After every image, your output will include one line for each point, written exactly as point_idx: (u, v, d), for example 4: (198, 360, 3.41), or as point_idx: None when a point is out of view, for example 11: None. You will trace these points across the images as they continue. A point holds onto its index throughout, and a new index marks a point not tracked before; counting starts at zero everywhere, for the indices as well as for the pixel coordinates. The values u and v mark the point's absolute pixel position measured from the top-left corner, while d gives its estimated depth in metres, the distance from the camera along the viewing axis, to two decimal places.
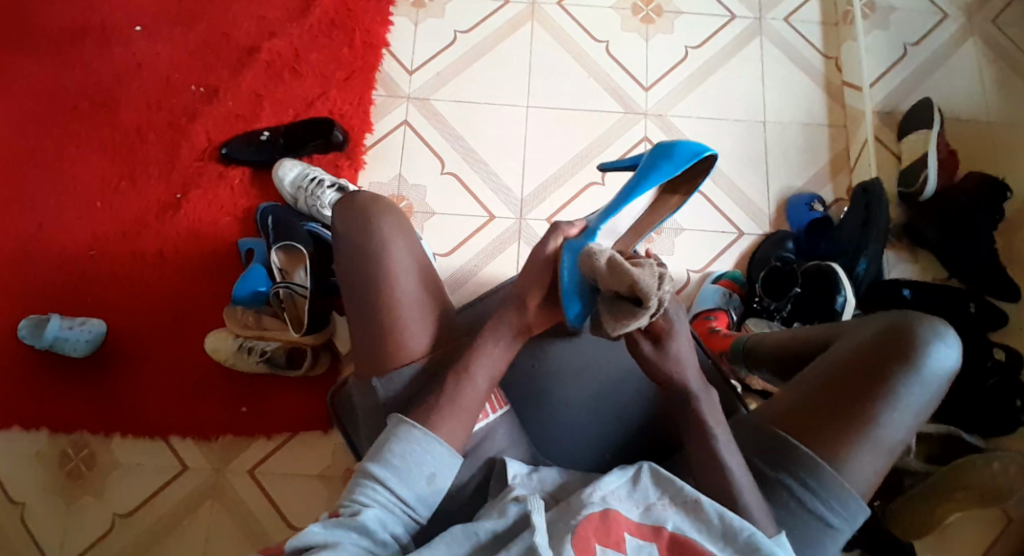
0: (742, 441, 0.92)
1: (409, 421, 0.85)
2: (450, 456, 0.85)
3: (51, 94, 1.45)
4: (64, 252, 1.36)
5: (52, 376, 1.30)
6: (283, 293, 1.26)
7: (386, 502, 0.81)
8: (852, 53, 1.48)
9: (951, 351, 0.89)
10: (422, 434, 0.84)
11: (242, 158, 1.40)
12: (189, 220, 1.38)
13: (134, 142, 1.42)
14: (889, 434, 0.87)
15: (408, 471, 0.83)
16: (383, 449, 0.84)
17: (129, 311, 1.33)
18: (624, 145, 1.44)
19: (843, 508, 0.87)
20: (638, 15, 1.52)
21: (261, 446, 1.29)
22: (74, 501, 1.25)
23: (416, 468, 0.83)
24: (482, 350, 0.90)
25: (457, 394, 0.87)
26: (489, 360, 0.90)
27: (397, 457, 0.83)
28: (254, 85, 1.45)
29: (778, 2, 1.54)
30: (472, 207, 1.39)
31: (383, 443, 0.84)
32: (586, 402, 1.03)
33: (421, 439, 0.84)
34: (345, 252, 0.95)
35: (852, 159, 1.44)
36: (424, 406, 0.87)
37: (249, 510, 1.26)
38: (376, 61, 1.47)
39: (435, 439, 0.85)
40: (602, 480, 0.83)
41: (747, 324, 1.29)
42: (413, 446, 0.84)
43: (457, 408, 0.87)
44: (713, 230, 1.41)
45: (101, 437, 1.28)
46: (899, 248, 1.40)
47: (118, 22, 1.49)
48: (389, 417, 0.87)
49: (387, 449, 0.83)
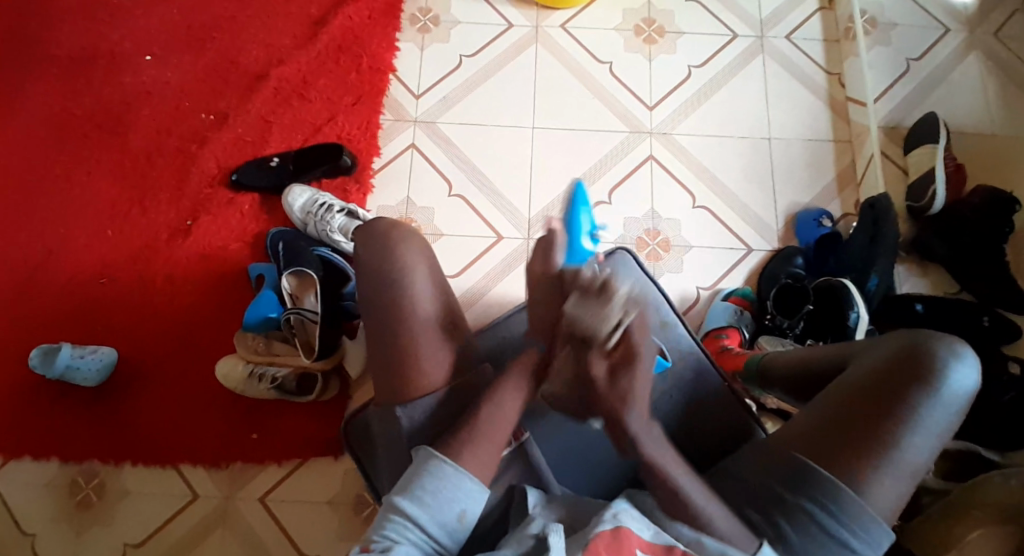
0: (761, 468, 0.91)
1: (440, 455, 0.84)
2: (480, 491, 0.84)
3: (61, 123, 1.46)
4: (74, 280, 1.36)
5: (63, 405, 1.30)
6: (293, 319, 1.27)
7: (415, 538, 0.81)
8: (855, 69, 1.49)
9: (969, 370, 0.89)
10: (452, 469, 0.83)
11: (251, 184, 1.41)
12: (198, 246, 1.38)
13: (143, 170, 1.43)
14: (910, 457, 0.86)
15: (439, 507, 0.82)
16: (414, 485, 0.83)
17: (139, 339, 1.33)
18: (631, 162, 1.44)
19: (867, 533, 0.86)
20: (641, 36, 1.53)
21: (272, 473, 1.28)
22: (85, 530, 1.25)
23: (447, 505, 0.82)
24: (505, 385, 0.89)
25: (487, 426, 0.86)
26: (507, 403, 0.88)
27: (427, 494, 0.82)
28: (262, 112, 1.46)
29: (780, 20, 1.55)
30: (480, 228, 1.39)
31: (412, 477, 0.84)
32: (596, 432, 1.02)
33: (453, 475, 0.83)
34: (365, 275, 0.95)
35: (859, 175, 1.44)
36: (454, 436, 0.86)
37: (260, 537, 1.25)
38: (383, 85, 1.48)
39: (465, 474, 0.84)
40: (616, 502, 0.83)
41: (760, 342, 1.28)
42: (444, 482, 0.83)
43: (488, 439, 0.86)
44: (722, 246, 1.41)
45: (111, 465, 1.28)
46: (910, 264, 1.40)
47: (128, 52, 1.51)
48: (419, 450, 0.86)
49: (418, 485, 0.83)
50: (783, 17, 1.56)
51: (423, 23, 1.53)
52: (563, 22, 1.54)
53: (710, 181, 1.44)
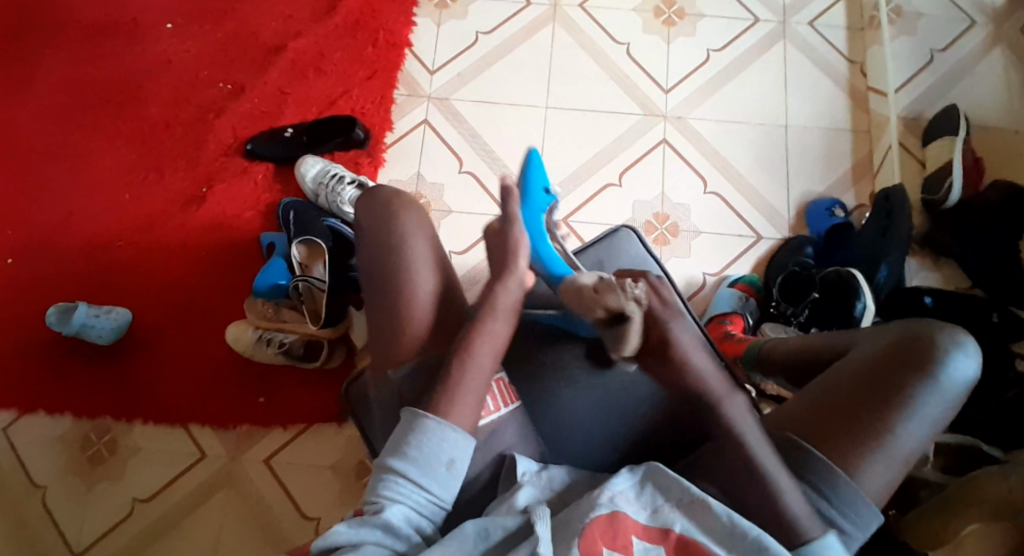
0: None
1: (422, 413, 0.86)
2: (465, 441, 0.86)
3: (84, 88, 1.49)
4: (92, 241, 1.40)
5: (77, 363, 1.34)
6: (302, 287, 1.29)
7: (409, 495, 0.83)
8: (878, 58, 1.47)
9: (969, 361, 0.88)
10: (435, 422, 0.86)
11: (266, 154, 1.43)
12: (212, 213, 1.41)
13: (162, 136, 1.46)
14: (905, 443, 0.86)
15: (427, 461, 0.84)
16: (401, 443, 0.85)
17: (152, 302, 1.37)
18: (644, 145, 1.44)
19: (856, 516, 0.85)
20: (660, 17, 1.52)
21: (277, 437, 1.31)
22: (95, 484, 1.29)
23: (434, 457, 0.85)
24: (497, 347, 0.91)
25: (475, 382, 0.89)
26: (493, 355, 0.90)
27: (414, 450, 0.85)
28: (279, 83, 1.48)
29: (802, 7, 1.53)
30: (490, 206, 1.40)
31: (400, 437, 0.86)
32: (591, 413, 1.03)
33: (436, 428, 0.85)
34: (367, 246, 0.98)
35: (875, 166, 1.42)
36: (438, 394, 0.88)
37: (263, 499, 1.28)
38: (399, 61, 1.49)
39: (449, 427, 0.86)
40: (611, 482, 0.84)
41: (763, 328, 1.28)
42: (428, 437, 0.85)
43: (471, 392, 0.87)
44: (731, 233, 1.40)
45: (122, 423, 1.32)
46: (922, 257, 1.39)
47: (151, 21, 1.54)
48: (402, 411, 0.88)
49: (405, 443, 0.85)
50: (805, 3, 1.54)
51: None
52: (581, 2, 1.54)
53: (723, 167, 1.43)
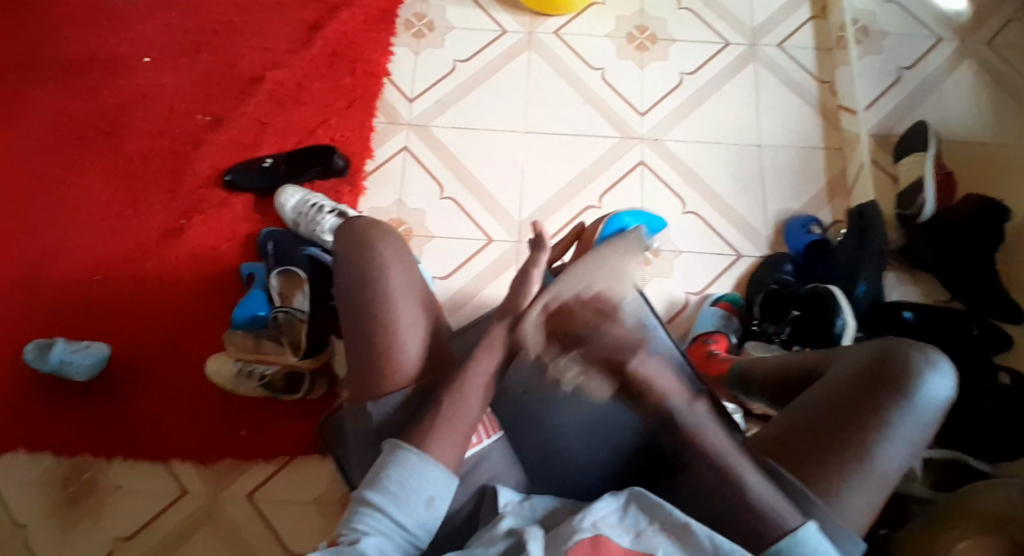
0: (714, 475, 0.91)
1: (405, 445, 0.87)
2: (448, 480, 0.87)
3: (60, 122, 1.48)
4: (68, 277, 1.38)
5: (54, 400, 1.31)
6: (282, 318, 1.27)
7: (385, 530, 0.83)
8: (846, 77, 1.50)
9: (944, 381, 0.89)
10: (419, 458, 0.86)
11: (245, 185, 1.43)
12: (192, 245, 1.40)
13: (140, 169, 1.45)
14: (883, 465, 0.86)
15: (406, 496, 0.85)
16: (381, 476, 0.86)
17: (130, 336, 1.35)
18: (621, 166, 1.45)
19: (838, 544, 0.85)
20: (633, 43, 1.55)
21: (259, 472, 1.29)
22: (74, 525, 1.25)
23: (414, 492, 0.85)
24: (474, 367, 0.92)
25: (453, 412, 0.89)
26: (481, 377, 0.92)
27: (394, 484, 0.85)
28: (258, 114, 1.49)
29: (771, 29, 1.57)
30: (470, 230, 1.40)
31: (381, 469, 0.86)
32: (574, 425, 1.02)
33: (419, 464, 0.86)
34: (344, 272, 0.99)
35: (849, 182, 1.45)
36: (419, 428, 0.89)
37: (246, 535, 1.25)
38: (377, 89, 1.50)
39: (432, 465, 0.86)
40: (592, 506, 0.83)
41: (746, 347, 1.30)
42: (410, 473, 0.85)
43: (453, 427, 0.89)
44: (711, 252, 1.41)
45: (102, 461, 1.29)
46: (899, 271, 1.40)
47: (128, 55, 1.54)
48: (386, 441, 0.89)
49: (384, 476, 0.85)
50: (774, 26, 1.57)
51: (417, 29, 1.55)
52: (556, 29, 1.56)
53: (700, 186, 1.45)
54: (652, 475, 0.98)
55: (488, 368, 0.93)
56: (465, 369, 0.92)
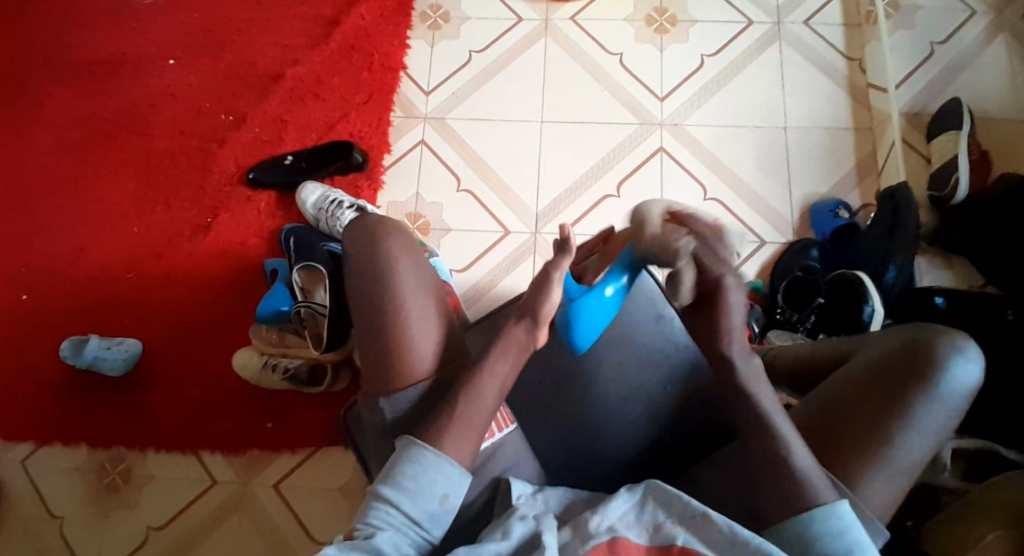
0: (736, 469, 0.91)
1: (419, 441, 0.88)
2: (462, 475, 0.87)
3: (92, 125, 1.53)
4: (102, 275, 1.43)
5: (91, 394, 1.37)
6: (304, 312, 1.29)
7: (399, 525, 0.84)
8: (876, 53, 1.44)
9: (971, 366, 0.85)
10: (433, 455, 0.87)
11: (267, 182, 1.45)
12: (217, 242, 1.44)
13: (168, 168, 1.49)
14: (905, 454, 0.83)
15: (421, 492, 0.85)
16: (395, 472, 0.86)
17: (161, 331, 1.39)
18: (641, 153, 1.43)
19: None
20: (651, 26, 1.52)
21: (285, 462, 1.33)
22: (111, 513, 1.31)
23: (428, 489, 0.86)
24: (490, 365, 0.92)
25: (468, 410, 0.89)
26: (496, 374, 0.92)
27: (408, 480, 0.86)
28: (279, 111, 1.51)
29: (797, 6, 1.52)
30: (488, 223, 1.40)
31: (395, 465, 0.87)
32: (613, 390, 1.03)
33: (434, 460, 0.87)
34: (356, 269, 1.01)
35: (879, 164, 1.39)
36: (433, 424, 0.89)
37: (273, 523, 1.29)
38: (394, 83, 1.51)
39: (447, 462, 0.87)
40: (609, 508, 0.81)
41: (768, 337, 1.25)
42: (427, 469, 0.86)
43: (467, 424, 0.89)
44: (733, 238, 1.38)
45: (136, 452, 1.34)
46: (932, 254, 1.35)
47: (154, 56, 1.58)
48: (400, 438, 0.89)
49: (399, 472, 0.86)
50: (800, 2, 1.52)
51: (434, 20, 1.55)
52: (572, 15, 1.54)
53: (722, 172, 1.41)
54: (666, 467, 1.00)
55: (502, 368, 0.93)
56: (483, 366, 0.92)
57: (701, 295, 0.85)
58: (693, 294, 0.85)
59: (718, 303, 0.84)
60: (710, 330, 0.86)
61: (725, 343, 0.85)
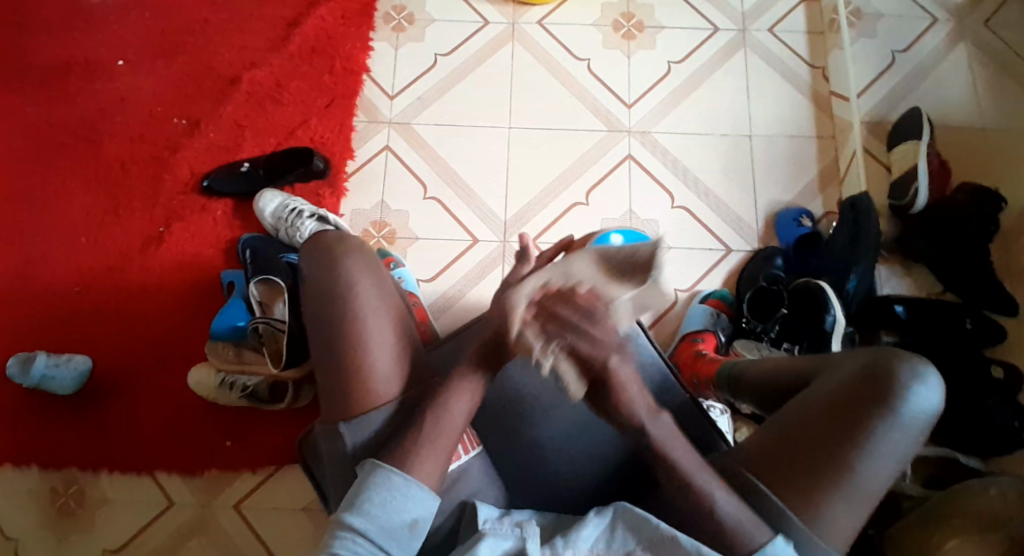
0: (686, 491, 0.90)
1: (386, 466, 0.86)
2: (431, 499, 0.86)
3: (36, 129, 1.46)
4: (50, 287, 1.37)
5: (41, 413, 1.31)
6: (262, 328, 1.25)
7: (367, 553, 0.82)
8: (839, 61, 1.45)
9: (930, 394, 0.87)
10: (401, 479, 0.85)
11: (224, 191, 1.40)
12: (172, 252, 1.38)
13: (118, 175, 1.43)
14: (867, 481, 0.84)
15: (388, 517, 0.83)
16: (360, 498, 0.84)
17: (114, 347, 1.34)
18: (609, 161, 1.42)
19: None
20: (619, 31, 1.50)
21: (246, 481, 1.29)
22: (64, 537, 1.26)
23: (396, 514, 0.84)
24: (455, 382, 0.91)
25: (434, 430, 0.88)
26: (462, 392, 0.90)
27: (375, 506, 0.84)
28: (236, 116, 1.45)
29: (762, 13, 1.52)
30: (456, 231, 1.38)
31: (361, 491, 0.85)
32: (562, 421, 1.01)
33: (401, 485, 0.85)
34: (313, 292, 0.98)
35: (841, 172, 1.41)
36: (400, 447, 0.87)
37: (235, 544, 1.26)
38: (356, 87, 1.47)
39: (415, 485, 0.85)
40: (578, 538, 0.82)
41: (736, 347, 1.27)
42: (393, 494, 0.84)
43: (435, 445, 0.87)
44: (700, 247, 1.38)
45: (89, 473, 1.29)
46: (893, 263, 1.36)
47: (102, 56, 1.51)
48: (366, 462, 0.87)
49: (365, 498, 0.84)
50: (765, 9, 1.52)
51: (397, 22, 1.51)
52: (540, 19, 1.51)
53: (688, 180, 1.41)
54: (632, 487, 0.98)
55: (469, 388, 0.91)
56: (447, 385, 0.90)
57: None
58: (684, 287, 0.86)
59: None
60: None
61: None
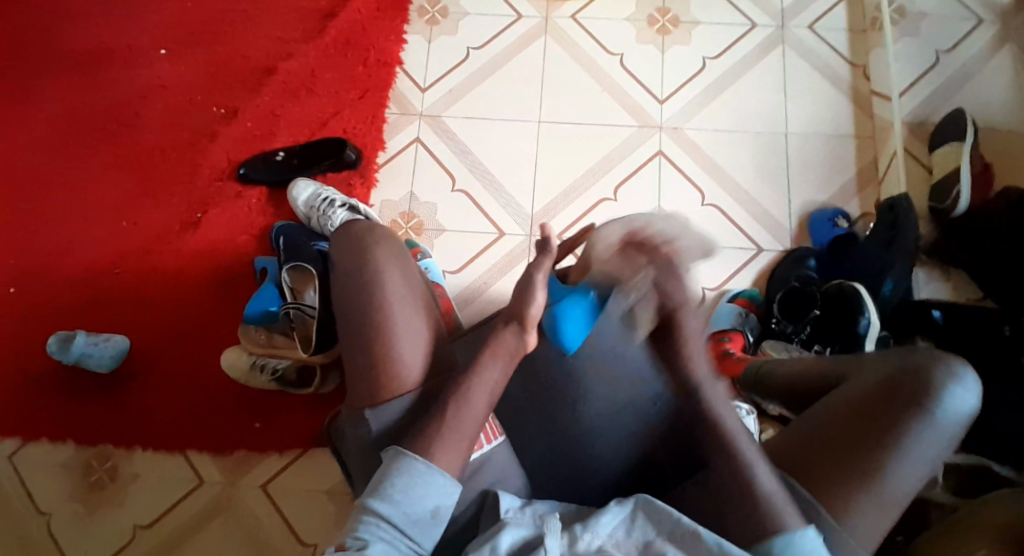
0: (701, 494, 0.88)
1: (408, 452, 0.87)
2: (453, 487, 0.86)
3: (83, 115, 1.50)
4: (91, 269, 1.41)
5: (79, 390, 1.35)
6: (293, 313, 1.28)
7: (391, 538, 0.82)
8: (880, 60, 1.42)
9: (968, 395, 0.85)
10: (423, 466, 0.86)
11: (259, 179, 1.43)
12: (208, 237, 1.42)
13: (159, 161, 1.47)
14: (899, 481, 0.83)
15: (411, 503, 0.84)
16: (384, 483, 0.85)
17: (149, 328, 1.38)
18: (640, 157, 1.41)
19: None
20: (653, 26, 1.49)
21: (273, 462, 1.31)
22: (97, 510, 1.29)
23: (418, 500, 0.84)
24: (477, 374, 0.91)
25: (455, 420, 0.88)
26: (483, 384, 0.91)
27: (398, 491, 0.84)
28: (272, 105, 1.48)
29: (801, 9, 1.49)
30: (483, 224, 1.38)
31: (384, 477, 0.85)
32: (605, 406, 1.01)
33: (424, 472, 0.86)
34: (341, 279, 1.00)
35: (880, 172, 1.37)
36: (420, 435, 0.88)
37: (260, 524, 1.28)
38: (390, 79, 1.48)
39: (437, 472, 0.86)
40: (598, 525, 0.81)
41: (764, 346, 1.25)
42: (415, 479, 0.85)
43: (455, 434, 0.88)
44: (731, 246, 1.36)
45: (123, 449, 1.32)
46: (931, 266, 1.32)
47: (147, 47, 1.55)
48: (388, 448, 0.88)
49: (388, 483, 0.85)
50: (804, 6, 1.50)
51: (432, 15, 1.53)
52: (573, 13, 1.51)
53: (721, 178, 1.39)
54: (657, 482, 0.95)
55: (494, 377, 0.92)
56: (470, 376, 0.91)
57: (663, 324, 0.93)
58: (653, 325, 0.93)
59: (676, 332, 0.91)
60: (673, 355, 0.92)
61: (691, 367, 0.90)
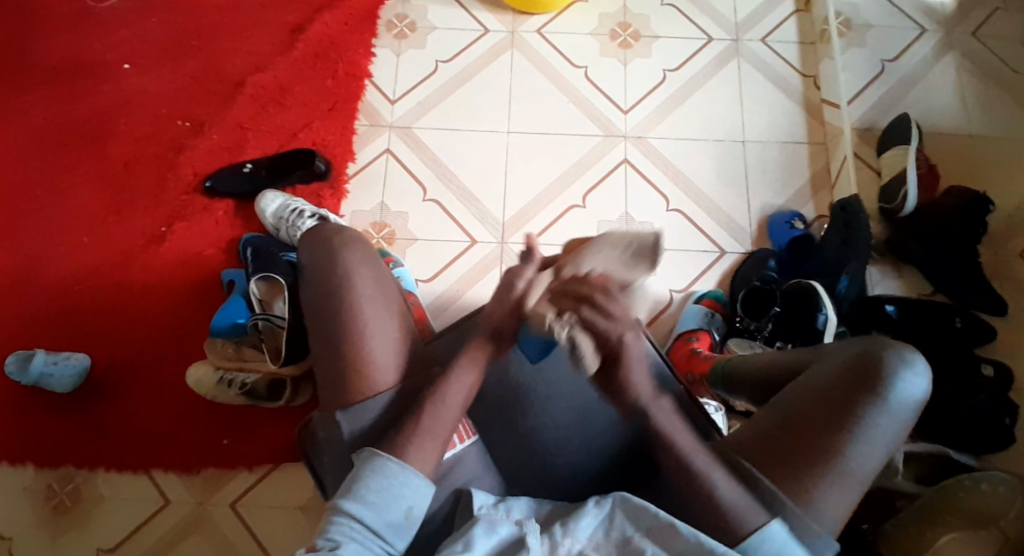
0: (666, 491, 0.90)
1: (382, 453, 0.87)
2: (426, 487, 0.87)
3: (41, 130, 1.47)
4: (51, 285, 1.37)
5: (38, 411, 1.31)
6: (262, 325, 1.26)
7: (361, 537, 0.82)
8: (831, 71, 1.50)
9: (918, 380, 0.89)
10: (397, 467, 0.86)
11: (226, 191, 1.42)
12: (173, 252, 1.40)
13: (122, 175, 1.45)
14: (859, 464, 0.86)
15: (385, 504, 0.84)
16: (358, 484, 0.85)
17: (113, 345, 1.34)
18: (605, 166, 1.44)
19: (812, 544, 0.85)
20: (616, 40, 1.54)
21: (241, 481, 1.29)
22: (61, 535, 1.25)
23: (392, 501, 0.85)
24: (453, 374, 0.92)
25: (431, 419, 0.89)
26: (459, 383, 0.92)
27: (372, 492, 0.84)
28: (239, 119, 1.48)
29: (756, 23, 1.57)
30: (454, 232, 1.40)
31: (357, 478, 0.85)
32: (571, 403, 1.03)
33: (398, 472, 0.86)
34: (314, 279, 0.99)
35: (833, 177, 1.44)
36: (395, 435, 0.88)
37: (229, 543, 1.25)
38: (359, 92, 1.50)
39: (411, 472, 0.86)
40: (577, 529, 0.82)
41: (729, 345, 1.30)
42: (389, 480, 0.85)
43: (431, 431, 0.88)
44: (695, 249, 1.40)
45: (85, 470, 1.28)
46: (884, 265, 1.39)
47: (109, 60, 1.53)
48: (361, 450, 0.88)
49: (362, 485, 0.84)
50: (758, 19, 1.57)
51: (400, 29, 1.55)
52: (539, 28, 1.55)
53: (684, 185, 1.44)
54: (625, 475, 0.98)
55: (469, 378, 0.92)
56: (445, 375, 0.92)
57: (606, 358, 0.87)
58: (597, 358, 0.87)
59: (619, 361, 0.86)
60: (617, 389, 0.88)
61: (635, 394, 0.87)
